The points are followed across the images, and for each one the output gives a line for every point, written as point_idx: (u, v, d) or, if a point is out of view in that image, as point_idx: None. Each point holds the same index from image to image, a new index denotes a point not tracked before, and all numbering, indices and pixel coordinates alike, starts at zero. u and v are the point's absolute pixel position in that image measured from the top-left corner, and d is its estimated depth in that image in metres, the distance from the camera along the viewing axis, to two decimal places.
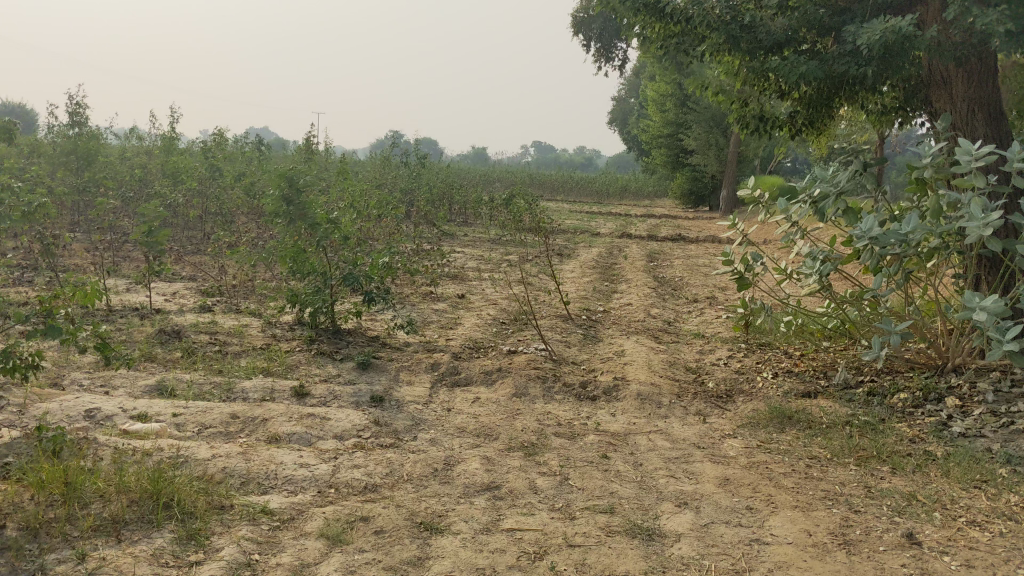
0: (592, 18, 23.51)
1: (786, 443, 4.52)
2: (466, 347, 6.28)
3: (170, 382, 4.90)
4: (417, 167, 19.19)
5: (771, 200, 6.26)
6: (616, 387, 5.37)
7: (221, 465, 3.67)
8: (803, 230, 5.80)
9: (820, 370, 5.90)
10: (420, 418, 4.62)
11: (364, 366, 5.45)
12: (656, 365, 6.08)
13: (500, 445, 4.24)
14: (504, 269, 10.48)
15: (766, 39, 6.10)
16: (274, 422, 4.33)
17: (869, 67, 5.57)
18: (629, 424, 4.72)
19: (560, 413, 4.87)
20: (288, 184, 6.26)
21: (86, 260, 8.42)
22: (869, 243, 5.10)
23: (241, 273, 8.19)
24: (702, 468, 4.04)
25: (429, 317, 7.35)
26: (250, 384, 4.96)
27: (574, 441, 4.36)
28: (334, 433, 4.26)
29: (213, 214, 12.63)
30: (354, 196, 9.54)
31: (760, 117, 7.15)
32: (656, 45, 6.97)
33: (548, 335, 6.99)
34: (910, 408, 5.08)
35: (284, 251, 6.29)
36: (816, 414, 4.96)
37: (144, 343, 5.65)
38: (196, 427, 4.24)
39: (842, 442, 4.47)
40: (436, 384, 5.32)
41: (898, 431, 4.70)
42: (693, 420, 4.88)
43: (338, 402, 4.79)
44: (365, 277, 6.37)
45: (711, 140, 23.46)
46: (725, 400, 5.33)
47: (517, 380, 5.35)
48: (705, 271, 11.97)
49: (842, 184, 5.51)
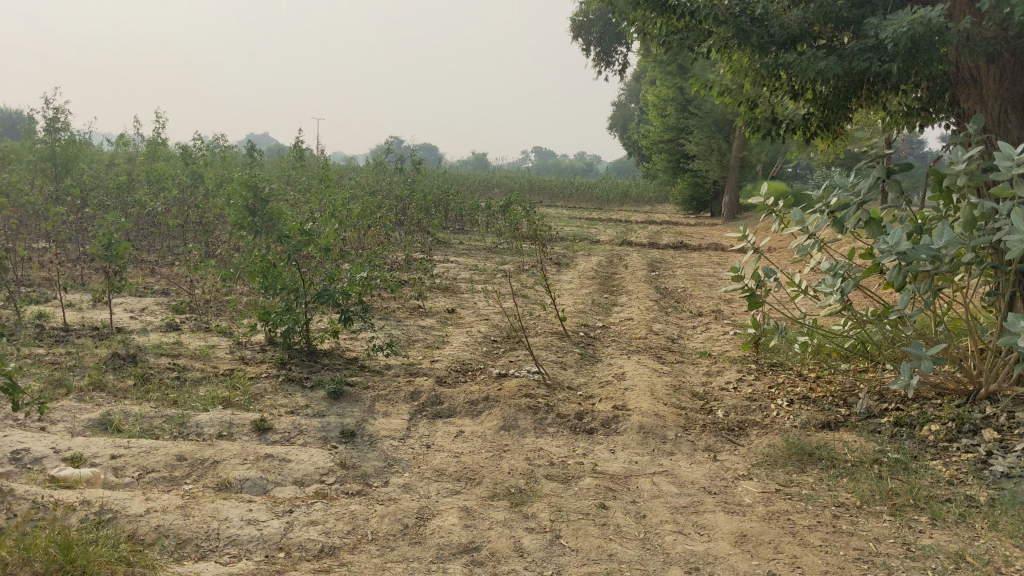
0: (592, 21, 23.00)
1: (807, 487, 3.99)
2: (452, 370, 5.77)
3: (116, 416, 4.38)
4: (412, 173, 18.65)
5: (783, 208, 5.67)
6: (616, 418, 4.83)
7: (154, 524, 3.14)
8: (820, 242, 5.21)
9: (839, 398, 5.36)
10: (395, 458, 4.09)
11: (336, 396, 4.90)
12: (659, 391, 5.54)
13: (482, 492, 3.71)
14: (497, 282, 9.96)
15: (780, 32, 5.62)
16: (226, 466, 3.80)
17: (894, 64, 5.05)
18: (631, 464, 4.19)
19: (554, 450, 4.34)
20: (252, 192, 5.80)
21: (49, 275, 7.88)
22: (896, 259, 4.51)
23: (214, 287, 7.66)
24: (714, 521, 3.51)
25: (414, 336, 6.82)
26: (206, 418, 4.44)
27: (567, 486, 3.83)
28: (294, 478, 3.74)
29: (193, 224, 12.07)
30: (338, 205, 9.01)
31: (771, 119, 6.65)
32: (658, 41, 6.51)
33: (543, 354, 6.47)
34: (943, 443, 4.54)
35: (252, 265, 5.77)
36: (839, 450, 4.42)
37: (95, 369, 5.11)
38: (137, 471, 3.72)
39: (871, 485, 3.94)
40: (415, 415, 4.78)
41: (934, 471, 4.16)
42: (702, 458, 4.36)
43: (304, 439, 4.28)
44: (341, 293, 5.85)
45: (714, 145, 22.83)
46: (737, 434, 4.80)
47: (506, 411, 4.81)
48: (710, 282, 11.47)
49: (866, 193, 4.97)
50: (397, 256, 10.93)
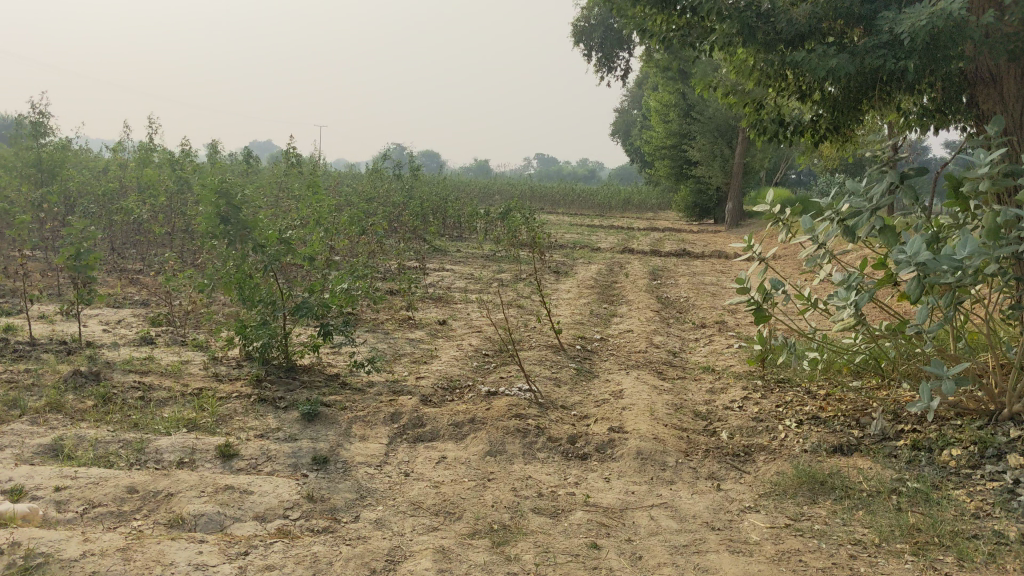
0: (593, 26, 22.68)
1: (819, 522, 3.63)
2: (438, 388, 5.42)
3: (69, 441, 4.04)
4: (410, 179, 18.33)
5: (792, 217, 5.25)
6: (611, 443, 4.48)
7: (88, 570, 2.80)
8: (831, 253, 4.80)
9: (852, 418, 4.99)
10: (368, 489, 3.74)
11: (310, 418, 4.55)
12: (659, 410, 5.20)
13: (462, 529, 3.36)
14: (494, 291, 9.63)
15: (787, 29, 5.29)
16: (181, 499, 3.46)
17: (910, 60, 4.72)
18: (626, 495, 3.84)
19: (543, 478, 4.00)
20: (224, 200, 5.34)
21: (23, 285, 7.54)
22: (915, 270, 4.06)
23: (194, 297, 7.32)
24: (718, 564, 3.17)
25: (401, 350, 6.48)
26: (167, 443, 4.10)
27: (556, 522, 3.49)
28: (254, 514, 3.40)
29: (181, 231, 11.70)
30: (326, 213, 8.68)
31: (778, 121, 6.28)
32: (658, 39, 6.19)
33: (537, 370, 6.12)
34: (966, 469, 4.14)
35: (227, 276, 5.43)
36: (854, 478, 4.06)
37: (54, 388, 4.78)
38: (81, 505, 3.38)
39: (890, 520, 3.57)
40: (395, 439, 4.43)
41: (958, 502, 3.78)
42: (705, 488, 4.01)
43: (272, 466, 3.94)
44: (322, 306, 5.49)
45: (716, 151, 22.54)
46: (743, 460, 4.45)
47: (493, 434, 4.46)
48: (714, 291, 11.15)
49: (879, 199, 4.59)
50: (390, 265, 10.58)
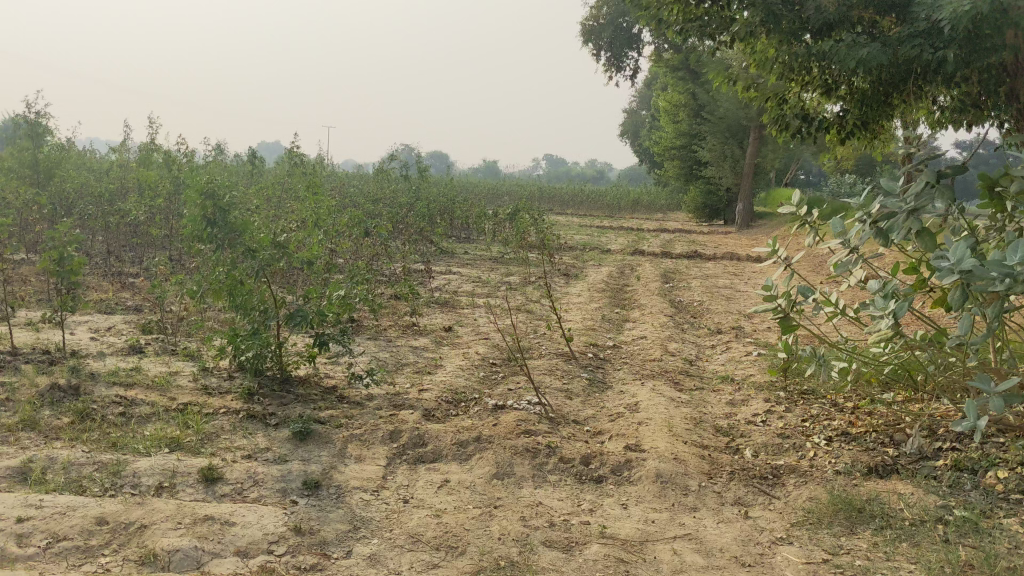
0: (602, 26, 22.37)
1: (860, 556, 3.27)
2: (443, 401, 5.09)
3: (38, 464, 3.71)
4: (416, 179, 18.02)
5: (820, 220, 4.86)
6: (628, 464, 4.14)
7: None
8: (863, 258, 4.40)
9: (885, 434, 4.64)
10: (363, 519, 3.41)
11: (301, 437, 4.22)
12: (678, 426, 4.85)
13: (465, 567, 3.03)
14: (501, 296, 9.31)
15: (814, 17, 4.93)
16: (154, 532, 3.13)
17: (949, 49, 4.39)
18: (646, 524, 3.50)
19: (555, 505, 3.66)
20: (210, 200, 5.00)
21: (9, 291, 7.24)
22: (960, 279, 3.66)
23: (188, 305, 7.00)
24: None
25: (404, 359, 6.15)
26: (146, 465, 3.77)
27: (570, 557, 3.16)
28: (235, 549, 3.07)
29: (178, 233, 11.38)
30: (324, 214, 8.36)
31: (801, 117, 5.93)
32: (674, 30, 5.83)
33: (547, 380, 5.79)
34: (1016, 495, 3.77)
35: (217, 282, 5.05)
36: (894, 505, 3.71)
37: (28, 404, 4.45)
38: (44, 539, 3.05)
39: (939, 554, 3.20)
40: (393, 460, 4.10)
41: (1013, 531, 3.41)
42: (732, 516, 3.68)
43: (259, 492, 3.61)
44: (317, 314, 5.15)
45: (727, 151, 22.18)
46: (772, 484, 4.10)
47: (500, 454, 4.13)
48: (727, 295, 10.81)
49: (915, 199, 4.18)
50: (393, 269, 10.26)
